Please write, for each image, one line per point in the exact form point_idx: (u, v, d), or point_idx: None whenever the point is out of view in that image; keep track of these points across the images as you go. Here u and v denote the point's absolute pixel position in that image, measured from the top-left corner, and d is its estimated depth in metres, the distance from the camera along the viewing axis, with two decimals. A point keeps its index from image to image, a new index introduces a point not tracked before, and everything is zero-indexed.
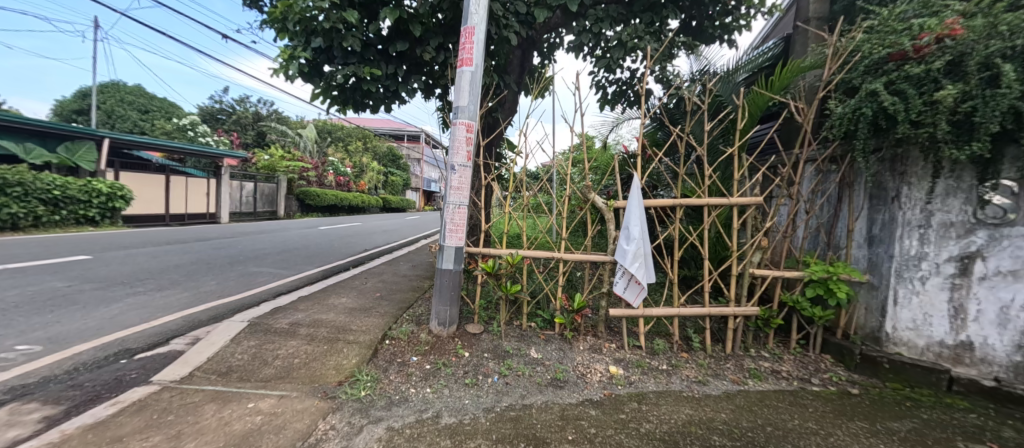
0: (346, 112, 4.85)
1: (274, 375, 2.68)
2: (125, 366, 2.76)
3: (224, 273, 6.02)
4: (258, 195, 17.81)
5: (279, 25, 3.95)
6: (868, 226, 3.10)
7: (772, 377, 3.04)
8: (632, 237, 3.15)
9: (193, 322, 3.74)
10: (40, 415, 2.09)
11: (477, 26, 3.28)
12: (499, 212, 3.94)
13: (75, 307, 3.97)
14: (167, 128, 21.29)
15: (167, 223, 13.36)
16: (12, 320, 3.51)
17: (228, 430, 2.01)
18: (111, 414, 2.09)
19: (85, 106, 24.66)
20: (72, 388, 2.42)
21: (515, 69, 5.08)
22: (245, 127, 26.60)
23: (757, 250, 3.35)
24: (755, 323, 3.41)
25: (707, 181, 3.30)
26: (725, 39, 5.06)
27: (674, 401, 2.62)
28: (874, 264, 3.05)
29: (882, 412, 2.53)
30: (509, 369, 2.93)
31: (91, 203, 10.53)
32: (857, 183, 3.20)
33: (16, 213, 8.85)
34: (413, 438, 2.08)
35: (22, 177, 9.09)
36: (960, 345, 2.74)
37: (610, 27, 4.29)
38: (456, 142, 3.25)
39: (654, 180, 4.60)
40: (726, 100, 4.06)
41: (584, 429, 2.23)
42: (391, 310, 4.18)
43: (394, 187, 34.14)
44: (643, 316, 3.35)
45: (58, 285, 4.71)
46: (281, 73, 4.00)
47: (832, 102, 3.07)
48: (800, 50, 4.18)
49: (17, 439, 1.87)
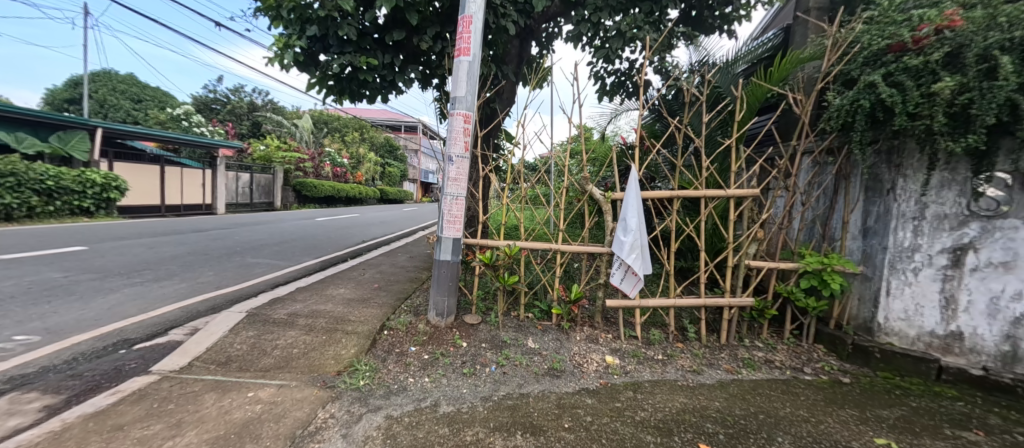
0: (342, 102, 4.81)
1: (273, 364, 2.70)
2: (124, 356, 2.77)
3: (221, 264, 6.02)
4: (256, 186, 17.77)
5: (274, 12, 3.88)
6: (863, 218, 3.13)
7: (765, 366, 3.09)
8: (629, 228, 3.15)
9: (192, 313, 3.75)
10: (40, 404, 2.11)
11: (475, 15, 3.24)
12: (497, 203, 3.95)
13: (72, 298, 3.97)
14: (161, 117, 21.00)
15: (161, 214, 13.28)
16: (10, 310, 3.51)
17: (229, 419, 2.03)
18: (111, 403, 2.10)
19: (77, 95, 24.37)
20: (72, 378, 2.43)
21: (513, 59, 5.04)
22: (239, 117, 26.34)
23: (752, 241, 3.39)
24: (749, 314, 3.44)
25: (704, 173, 3.30)
26: (725, 29, 5.02)
27: (668, 390, 2.66)
28: (867, 255, 3.07)
29: (872, 400, 2.57)
30: (507, 359, 2.96)
31: (86, 193, 10.45)
32: (854, 175, 3.22)
33: (9, 203, 8.74)
34: (412, 426, 2.12)
35: (14, 167, 8.99)
36: (950, 335, 2.78)
37: (610, 17, 4.25)
38: (454, 133, 3.23)
39: (652, 172, 4.62)
40: (725, 91, 4.13)
41: (580, 417, 2.27)
42: (389, 301, 4.20)
43: (393, 177, 34.19)
44: (639, 307, 3.38)
45: (55, 276, 4.70)
46: (276, 63, 3.97)
47: (830, 93, 3.05)
48: (799, 40, 4.15)
49: (18, 428, 1.89)
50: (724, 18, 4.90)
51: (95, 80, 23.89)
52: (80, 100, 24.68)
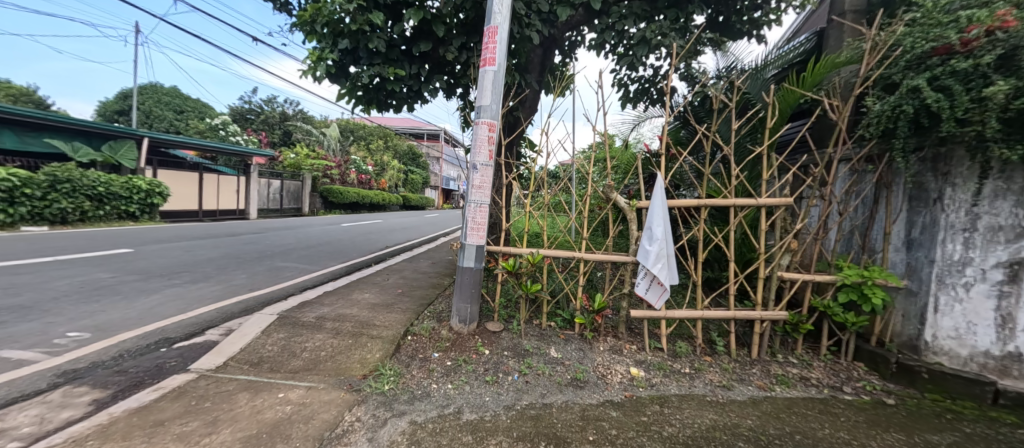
0: (370, 111, 4.96)
1: (302, 366, 2.77)
2: (164, 354, 2.91)
3: (253, 267, 6.25)
4: (285, 192, 18.44)
5: (308, 27, 4.05)
6: (907, 229, 2.96)
7: (801, 383, 2.95)
8: (654, 237, 3.10)
9: (226, 314, 3.91)
10: (89, 398, 2.24)
11: (500, 26, 3.28)
12: (518, 211, 3.94)
13: (117, 297, 4.20)
14: (200, 127, 22.27)
15: (199, 218, 13.99)
16: (63, 308, 3.75)
17: (261, 419, 2.10)
18: (153, 399, 2.21)
19: (127, 107, 26.12)
20: (118, 373, 2.57)
21: (536, 68, 5.07)
22: (271, 126, 27.52)
23: (785, 252, 3.26)
24: (783, 328, 3.31)
25: (734, 181, 3.21)
26: (754, 34, 4.91)
27: (697, 405, 2.57)
28: (912, 268, 2.90)
29: (919, 424, 2.41)
30: (529, 368, 2.94)
31: (132, 199, 11.12)
32: (896, 184, 3.06)
33: (65, 208, 9.46)
34: (435, 432, 2.12)
35: (70, 174, 9.68)
36: (1007, 356, 2.60)
37: (634, 24, 4.24)
38: (479, 141, 3.28)
39: (677, 179, 4.51)
40: (754, 97, 4.04)
41: (605, 430, 2.22)
42: (413, 307, 4.24)
43: (415, 184, 34.73)
44: (665, 318, 3.30)
45: (103, 276, 5.01)
46: (309, 74, 4.13)
47: (870, 98, 2.93)
48: (834, 44, 4.01)
49: (70, 420, 2.01)
50: (752, 23, 4.79)
51: (142, 93, 25.53)
52: (129, 112, 26.46)
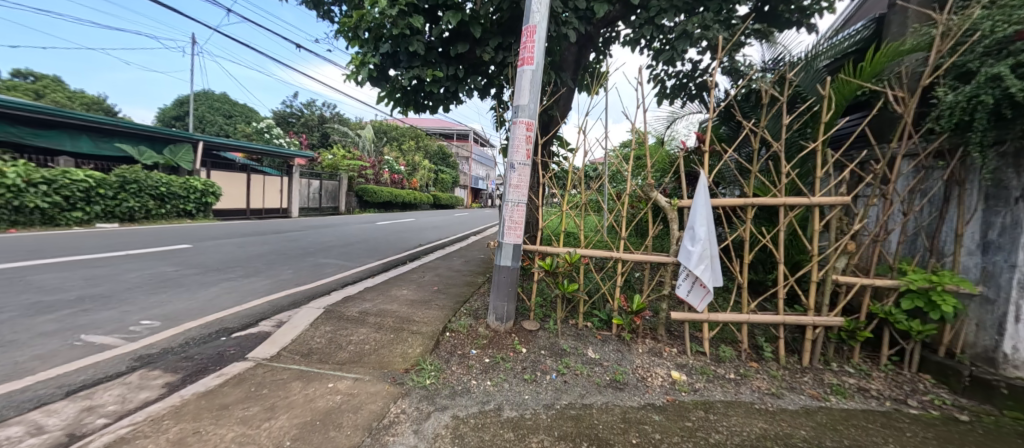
0: (407, 113, 5.10)
1: (348, 358, 2.90)
2: (224, 343, 3.12)
3: (298, 263, 6.58)
4: (324, 191, 19.26)
5: (351, 33, 4.20)
6: (983, 230, 2.71)
7: (858, 394, 2.77)
8: (697, 238, 3.00)
9: (277, 307, 4.13)
10: (162, 381, 2.44)
11: (539, 25, 3.27)
12: (554, 210, 3.92)
13: (181, 289, 4.55)
14: (247, 131, 23.64)
15: (247, 216, 14.85)
16: (135, 298, 4.11)
17: (313, 407, 2.21)
18: (217, 384, 2.38)
19: (183, 113, 28.15)
20: (185, 360, 2.78)
21: (570, 66, 5.01)
22: (311, 128, 28.85)
23: (841, 254, 3.07)
24: (837, 335, 3.13)
25: (784, 179, 3.05)
26: (804, 24, 4.66)
27: (744, 412, 2.47)
28: (988, 274, 2.65)
29: (998, 444, 2.21)
30: (567, 367, 2.93)
31: (189, 198, 12.00)
32: (970, 181, 2.81)
33: (132, 207, 10.32)
34: (477, 428, 2.16)
35: (137, 175, 10.55)
36: None
37: (673, 18, 4.11)
38: (517, 140, 3.29)
39: (718, 178, 4.33)
40: (806, 91, 3.82)
41: (648, 433, 2.18)
42: (450, 304, 4.32)
43: (446, 184, 35.27)
44: (708, 321, 3.18)
45: (168, 270, 5.43)
46: (353, 79, 4.29)
47: (941, 89, 2.70)
48: (897, 31, 3.74)
49: (148, 400, 2.20)
50: (802, 12, 4.55)
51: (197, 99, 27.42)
52: (185, 117, 28.51)
